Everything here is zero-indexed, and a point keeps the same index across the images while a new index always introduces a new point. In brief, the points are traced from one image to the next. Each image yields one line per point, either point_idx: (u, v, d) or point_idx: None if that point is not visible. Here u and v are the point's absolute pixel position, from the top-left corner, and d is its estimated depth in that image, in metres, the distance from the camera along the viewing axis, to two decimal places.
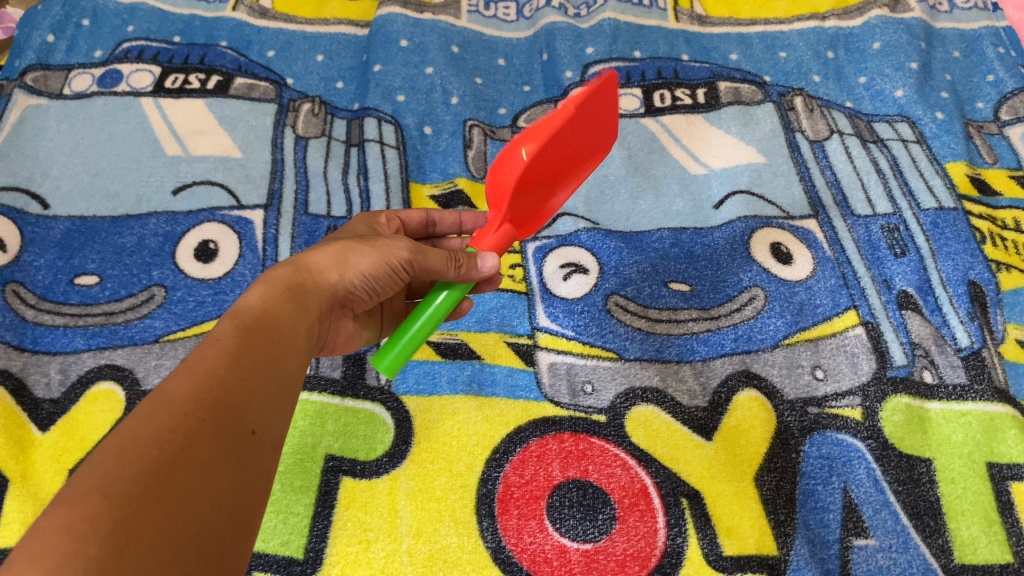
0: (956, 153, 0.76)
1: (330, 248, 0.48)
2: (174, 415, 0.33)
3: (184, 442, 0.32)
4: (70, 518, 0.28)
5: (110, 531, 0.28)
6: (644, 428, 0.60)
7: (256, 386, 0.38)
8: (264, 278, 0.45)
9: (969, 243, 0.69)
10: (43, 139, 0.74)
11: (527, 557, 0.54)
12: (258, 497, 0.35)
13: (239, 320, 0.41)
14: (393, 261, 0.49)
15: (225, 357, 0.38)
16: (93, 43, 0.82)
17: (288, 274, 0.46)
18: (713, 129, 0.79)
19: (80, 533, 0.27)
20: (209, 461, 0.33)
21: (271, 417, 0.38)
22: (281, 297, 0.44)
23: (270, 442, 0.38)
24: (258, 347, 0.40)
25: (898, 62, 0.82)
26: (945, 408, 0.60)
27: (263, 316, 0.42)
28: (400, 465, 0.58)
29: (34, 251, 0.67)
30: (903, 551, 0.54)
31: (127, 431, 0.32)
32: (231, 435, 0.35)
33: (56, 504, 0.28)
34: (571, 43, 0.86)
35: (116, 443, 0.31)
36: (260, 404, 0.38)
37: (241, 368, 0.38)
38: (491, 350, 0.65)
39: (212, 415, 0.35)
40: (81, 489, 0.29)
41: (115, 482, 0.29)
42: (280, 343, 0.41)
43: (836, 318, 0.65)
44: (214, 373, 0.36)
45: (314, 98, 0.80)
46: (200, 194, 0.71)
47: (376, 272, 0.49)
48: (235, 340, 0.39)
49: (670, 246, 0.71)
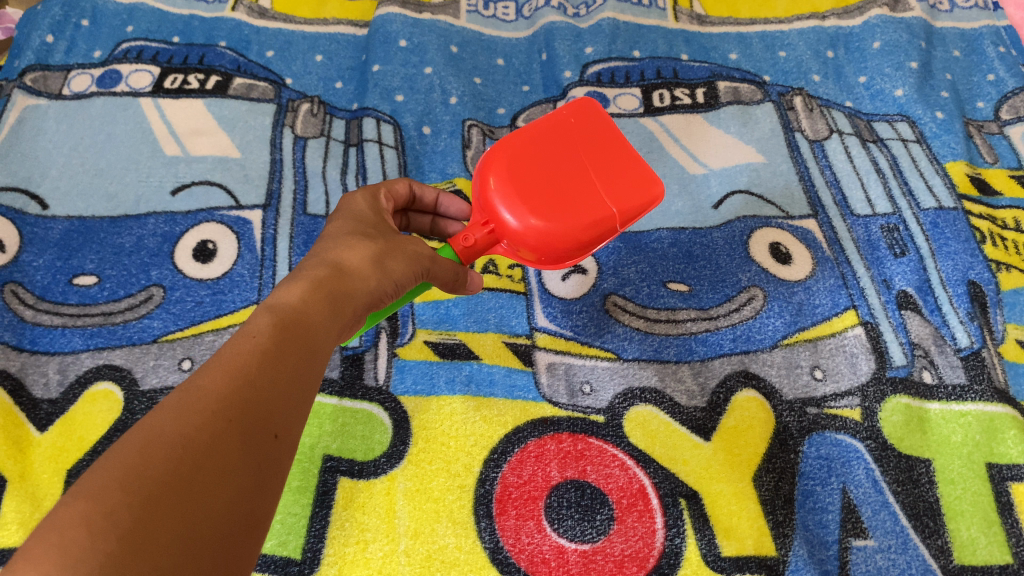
0: (956, 153, 0.76)
1: (361, 249, 0.49)
2: (202, 414, 0.33)
3: (210, 442, 0.32)
4: (88, 512, 0.28)
5: (127, 529, 0.28)
6: (642, 428, 0.60)
7: (287, 388, 0.38)
8: (300, 278, 0.45)
9: (969, 243, 0.69)
10: (42, 139, 0.74)
11: (526, 557, 0.54)
12: (277, 500, 0.35)
13: (275, 317, 0.41)
14: (420, 268, 0.52)
15: (258, 356, 0.38)
16: (93, 44, 0.82)
17: (327, 274, 0.46)
18: (712, 128, 0.79)
19: (97, 528, 0.28)
20: (233, 463, 0.33)
21: (296, 421, 0.38)
22: (318, 298, 0.44)
23: (293, 446, 0.37)
24: (292, 347, 0.40)
25: (898, 61, 0.82)
26: (944, 409, 0.60)
27: (298, 315, 0.42)
28: (398, 465, 0.58)
29: (33, 251, 0.67)
30: (902, 551, 0.54)
31: (155, 428, 0.32)
32: (258, 437, 0.35)
33: (76, 497, 0.29)
34: (571, 43, 0.86)
35: (142, 440, 0.31)
36: (289, 406, 0.37)
37: (274, 368, 0.38)
38: (489, 349, 0.64)
39: (240, 415, 0.35)
40: (103, 484, 0.29)
41: (137, 478, 0.30)
42: (312, 343, 0.41)
43: (835, 318, 0.65)
44: (245, 372, 0.36)
45: (313, 98, 0.80)
46: (199, 194, 0.71)
47: (406, 278, 0.50)
48: (270, 339, 0.39)
49: (669, 246, 0.70)
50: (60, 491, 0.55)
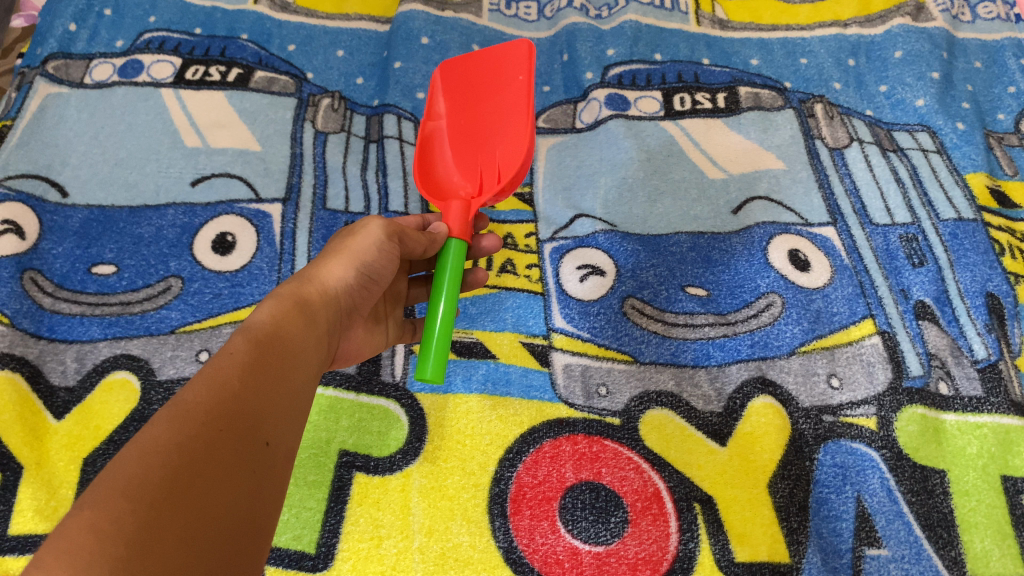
0: (976, 164, 0.76)
1: (325, 258, 0.51)
2: (193, 423, 0.34)
3: (202, 450, 0.34)
4: (94, 521, 0.29)
5: (132, 534, 0.29)
6: (658, 432, 0.60)
7: (269, 397, 0.39)
8: (271, 296, 0.47)
9: (987, 255, 0.69)
10: (63, 127, 0.74)
11: (539, 558, 0.54)
12: (275, 505, 0.37)
13: (251, 333, 0.42)
14: (378, 241, 0.52)
15: (240, 369, 0.39)
16: (115, 33, 0.82)
17: (292, 289, 0.48)
18: (732, 133, 0.79)
19: (105, 534, 0.28)
20: (228, 469, 0.34)
21: (286, 428, 0.40)
22: (290, 312, 0.46)
23: (284, 453, 0.39)
24: (269, 358, 0.41)
25: (920, 71, 0.82)
26: (960, 420, 0.60)
27: (274, 331, 0.43)
28: (414, 462, 0.58)
29: (52, 239, 0.67)
30: (915, 562, 0.54)
31: (149, 438, 0.33)
32: (250, 443, 0.36)
33: (82, 506, 0.29)
34: (592, 44, 0.86)
35: (138, 450, 0.32)
36: (274, 415, 0.39)
37: (254, 378, 0.39)
38: (506, 349, 0.64)
39: (229, 423, 0.36)
40: (105, 493, 0.30)
41: (136, 487, 0.30)
42: (289, 355, 0.43)
43: (852, 327, 0.65)
44: (229, 384, 0.38)
45: (333, 93, 0.80)
46: (218, 186, 0.71)
47: (369, 260, 0.51)
48: (248, 353, 0.40)
49: (688, 250, 0.70)
50: (76, 480, 0.56)
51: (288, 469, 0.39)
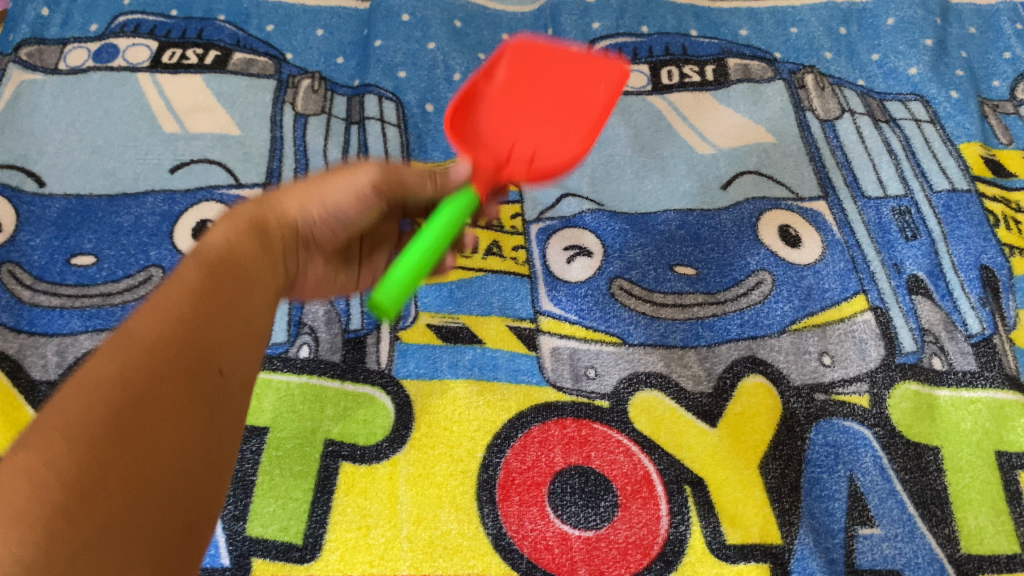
0: (971, 133, 0.75)
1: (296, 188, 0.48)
2: (144, 355, 0.32)
3: (153, 385, 0.31)
4: (33, 464, 0.27)
5: (73, 477, 0.27)
6: (647, 414, 0.59)
7: (228, 322, 0.37)
8: (226, 216, 0.44)
9: (982, 226, 0.68)
10: (38, 115, 0.73)
11: (529, 544, 0.53)
12: (230, 438, 0.35)
13: (202, 256, 0.39)
14: (360, 187, 0.48)
15: (193, 292, 0.36)
16: (88, 17, 0.80)
17: (249, 212, 0.45)
18: (722, 107, 0.77)
19: (43, 479, 0.27)
20: (178, 405, 0.32)
21: (241, 357, 0.37)
22: (245, 234, 0.43)
23: (240, 379, 0.37)
24: (225, 281, 0.39)
25: (912, 39, 0.81)
26: (954, 396, 0.59)
27: (228, 254, 0.40)
28: (401, 449, 0.57)
29: (30, 230, 0.66)
30: (909, 540, 0.53)
31: (95, 369, 0.31)
32: (203, 375, 0.34)
33: (17, 450, 0.28)
34: (577, 17, 0.85)
35: (83, 386, 0.30)
36: (231, 343, 0.37)
37: (209, 301, 0.37)
38: (493, 334, 0.63)
39: (182, 353, 0.33)
40: (42, 433, 0.28)
41: (79, 426, 0.29)
42: (245, 279, 0.40)
43: (844, 303, 0.64)
44: (182, 309, 0.35)
45: (314, 73, 0.79)
46: (198, 172, 0.70)
47: (344, 203, 0.48)
48: (201, 276, 0.38)
49: (676, 229, 0.69)
50: None
51: (243, 396, 0.37)
